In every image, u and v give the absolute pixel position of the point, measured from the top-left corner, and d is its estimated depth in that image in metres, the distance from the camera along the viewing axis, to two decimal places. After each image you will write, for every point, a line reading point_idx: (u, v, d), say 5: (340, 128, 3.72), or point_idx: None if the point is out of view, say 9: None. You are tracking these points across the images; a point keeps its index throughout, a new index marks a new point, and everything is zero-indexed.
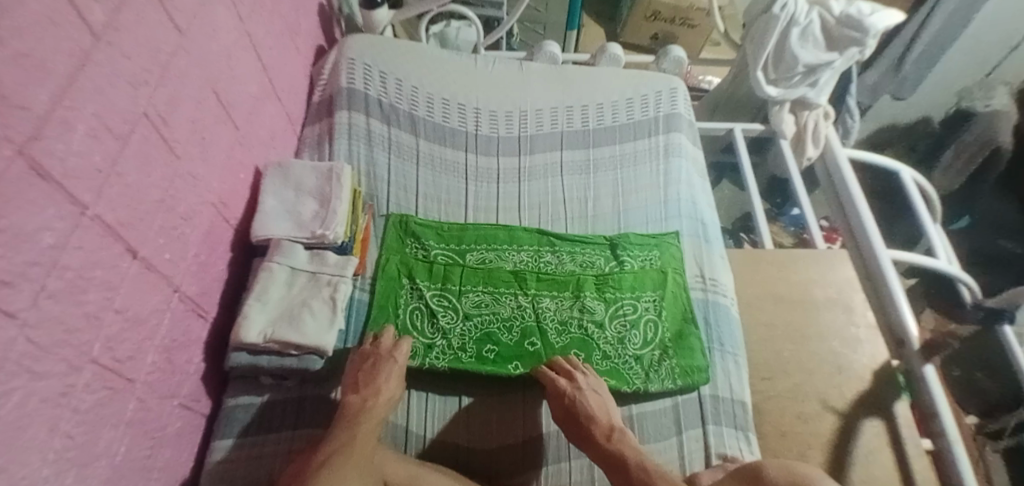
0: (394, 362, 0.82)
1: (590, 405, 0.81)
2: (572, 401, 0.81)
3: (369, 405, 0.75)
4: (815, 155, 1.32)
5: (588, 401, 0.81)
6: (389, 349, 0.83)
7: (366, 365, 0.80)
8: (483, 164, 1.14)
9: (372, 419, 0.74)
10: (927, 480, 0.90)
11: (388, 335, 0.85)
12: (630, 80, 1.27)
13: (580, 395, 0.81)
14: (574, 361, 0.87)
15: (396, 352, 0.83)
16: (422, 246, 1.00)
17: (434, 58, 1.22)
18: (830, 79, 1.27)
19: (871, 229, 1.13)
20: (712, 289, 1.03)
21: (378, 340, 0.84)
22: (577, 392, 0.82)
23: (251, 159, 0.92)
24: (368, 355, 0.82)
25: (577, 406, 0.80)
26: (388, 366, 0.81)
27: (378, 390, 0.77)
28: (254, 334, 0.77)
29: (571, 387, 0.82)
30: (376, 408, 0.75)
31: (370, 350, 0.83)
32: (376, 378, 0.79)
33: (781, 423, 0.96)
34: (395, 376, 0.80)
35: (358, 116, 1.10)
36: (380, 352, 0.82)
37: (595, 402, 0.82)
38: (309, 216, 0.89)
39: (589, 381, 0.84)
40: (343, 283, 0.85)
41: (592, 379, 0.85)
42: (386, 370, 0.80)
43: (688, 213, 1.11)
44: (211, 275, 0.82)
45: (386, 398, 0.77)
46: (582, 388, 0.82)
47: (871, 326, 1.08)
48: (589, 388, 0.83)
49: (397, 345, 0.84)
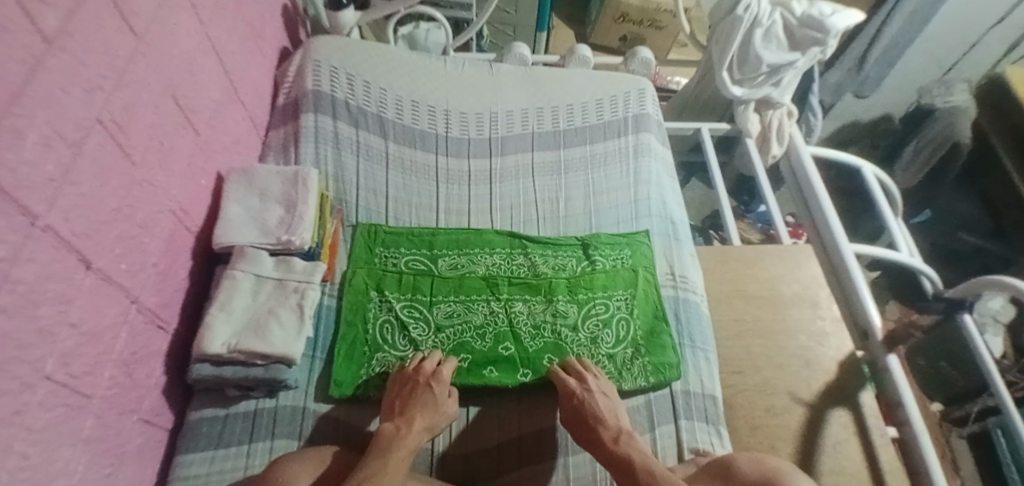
0: (435, 392, 0.81)
1: (601, 409, 0.81)
2: (582, 402, 0.82)
3: (402, 435, 0.74)
4: (779, 153, 1.35)
5: (597, 404, 0.81)
6: (428, 375, 0.82)
7: (406, 391, 0.81)
8: (453, 166, 1.14)
9: (403, 448, 0.72)
10: (893, 468, 0.93)
11: (430, 361, 0.85)
12: (600, 81, 1.28)
13: (591, 397, 0.82)
14: (595, 370, 0.88)
15: (434, 380, 0.82)
16: (392, 255, 0.99)
17: (403, 60, 1.21)
18: (793, 78, 1.30)
19: (834, 224, 1.16)
20: (682, 287, 1.04)
21: (421, 364, 0.84)
22: (590, 395, 0.83)
23: (212, 165, 0.90)
24: (407, 380, 0.82)
25: (586, 406, 0.81)
26: (426, 395, 0.80)
27: (412, 419, 0.77)
28: (217, 345, 0.75)
29: (585, 390, 0.83)
30: (410, 436, 0.74)
31: (410, 377, 0.83)
32: (413, 408, 0.78)
33: (751, 417, 0.97)
34: (433, 406, 0.79)
35: (325, 119, 1.09)
36: (419, 379, 0.82)
37: (604, 406, 0.82)
38: (274, 222, 0.87)
39: (602, 390, 0.85)
40: (310, 290, 0.83)
41: (606, 388, 0.85)
42: (424, 399, 0.79)
43: (658, 212, 1.12)
44: (173, 285, 0.79)
45: (419, 427, 0.76)
46: (599, 396, 0.83)
47: (836, 319, 1.11)
48: (600, 394, 0.83)
49: (438, 373, 0.83)
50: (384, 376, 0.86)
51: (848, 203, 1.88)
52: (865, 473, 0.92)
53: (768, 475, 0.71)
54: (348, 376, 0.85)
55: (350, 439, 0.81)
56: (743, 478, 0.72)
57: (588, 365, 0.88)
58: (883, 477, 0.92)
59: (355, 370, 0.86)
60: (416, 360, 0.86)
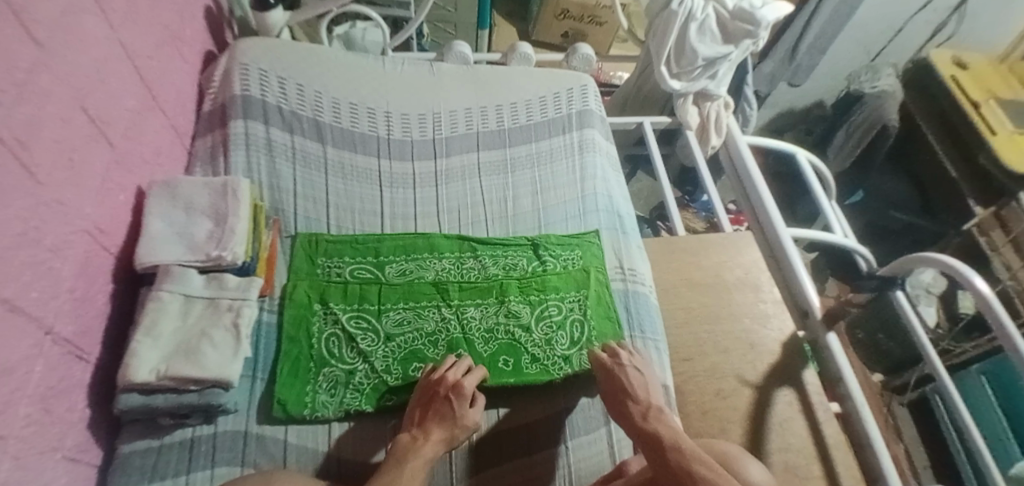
0: (455, 405, 0.79)
1: (632, 384, 0.84)
2: (614, 378, 0.85)
3: (418, 445, 0.74)
4: (718, 143, 1.39)
5: (628, 377, 0.85)
6: (449, 386, 0.81)
7: (428, 401, 0.80)
8: (397, 170, 1.11)
9: (419, 458, 0.72)
10: (837, 441, 0.97)
11: (455, 370, 0.83)
12: (542, 78, 1.28)
13: (620, 372, 0.86)
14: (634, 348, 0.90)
15: (455, 392, 0.80)
16: (336, 264, 0.95)
17: (339, 61, 1.17)
18: (728, 71, 1.34)
19: (772, 210, 1.20)
20: (631, 279, 1.05)
21: (445, 371, 0.83)
22: (622, 369, 0.86)
23: (131, 178, 0.83)
24: (430, 390, 0.81)
25: (619, 380, 0.85)
26: (444, 408, 0.79)
27: (428, 431, 0.76)
28: (145, 372, 0.70)
29: (614, 366, 0.86)
30: (426, 446, 0.74)
31: (433, 387, 0.81)
32: (431, 419, 0.78)
33: (701, 403, 0.99)
34: (452, 418, 0.78)
35: (256, 126, 1.03)
36: (442, 388, 0.81)
37: (637, 380, 0.85)
38: (202, 237, 0.82)
39: (637, 365, 0.87)
40: (246, 308, 0.80)
41: (639, 364, 0.88)
42: (443, 412, 0.78)
43: (605, 207, 1.13)
44: (92, 311, 0.73)
45: (435, 438, 0.76)
46: (628, 374, 0.85)
47: (777, 301, 1.15)
48: (631, 368, 0.86)
49: (461, 382, 0.81)
50: (333, 391, 0.83)
51: (785, 188, 1.97)
52: (811, 449, 0.96)
53: (718, 458, 0.71)
54: (292, 395, 0.81)
55: (298, 459, 0.78)
56: None
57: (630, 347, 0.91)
58: (829, 451, 0.95)
59: (300, 388, 0.82)
60: (446, 367, 0.84)
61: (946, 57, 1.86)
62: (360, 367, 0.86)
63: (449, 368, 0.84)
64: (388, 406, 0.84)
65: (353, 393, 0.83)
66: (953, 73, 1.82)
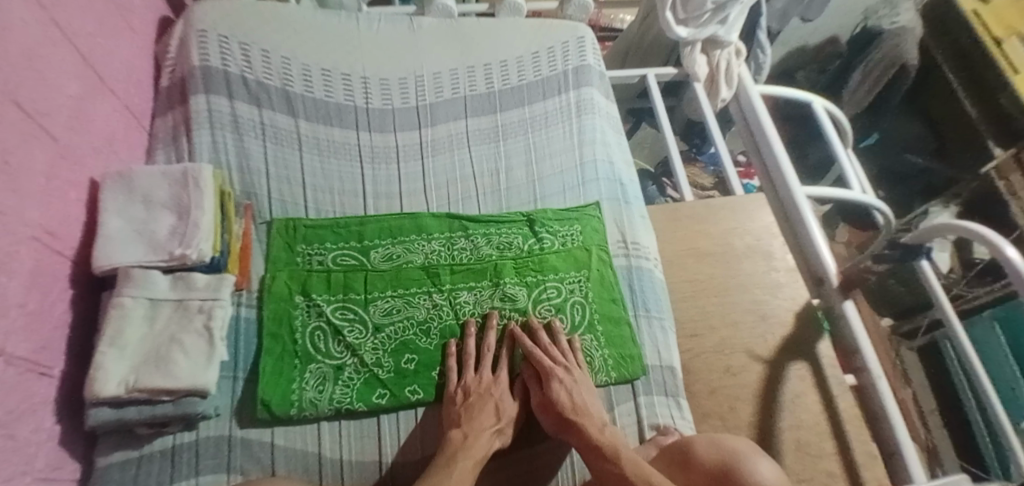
0: (497, 401, 0.79)
1: (581, 403, 0.78)
2: (557, 398, 0.77)
3: (470, 443, 0.72)
4: (729, 96, 1.29)
5: (579, 394, 0.79)
6: (487, 385, 0.80)
7: (465, 402, 0.78)
8: (379, 143, 1.02)
9: (472, 457, 0.71)
10: (851, 415, 0.92)
11: (488, 363, 0.82)
12: (534, 31, 1.16)
13: (563, 397, 0.77)
14: (573, 351, 0.84)
15: (495, 387, 0.80)
16: (317, 251, 0.89)
17: (307, 22, 1.06)
18: (739, 15, 1.22)
19: (786, 168, 1.11)
20: (635, 253, 0.98)
21: (479, 374, 0.81)
22: (564, 390, 0.78)
23: (81, 171, 0.76)
24: (469, 392, 0.79)
25: (561, 405, 0.77)
26: (488, 405, 0.78)
27: (479, 425, 0.74)
28: (113, 385, 0.66)
29: (553, 390, 0.78)
30: (478, 443, 0.73)
31: (472, 385, 0.80)
32: (475, 413, 0.76)
33: (709, 381, 0.94)
34: (495, 414, 0.77)
35: (219, 100, 0.95)
36: (482, 389, 0.79)
37: (586, 397, 0.79)
38: (165, 234, 0.75)
39: (569, 380, 0.80)
40: (218, 308, 0.74)
41: (572, 375, 0.81)
42: (486, 408, 0.77)
43: (606, 175, 1.05)
44: (50, 322, 0.67)
45: (485, 436, 0.74)
46: (569, 395, 0.78)
47: (790, 269, 1.08)
48: (569, 391, 0.78)
49: (497, 376, 0.82)
50: (321, 388, 0.78)
51: (795, 131, 1.85)
52: (823, 425, 0.91)
53: (726, 460, 0.64)
54: (276, 394, 0.76)
55: (287, 462, 0.74)
56: (701, 466, 0.66)
57: (574, 354, 0.84)
58: (842, 426, 0.91)
59: (285, 387, 0.77)
60: (473, 368, 0.82)
61: None
62: (350, 362, 0.81)
63: (479, 367, 0.82)
64: (381, 402, 0.79)
65: (343, 388, 0.79)
66: (974, 8, 1.71)
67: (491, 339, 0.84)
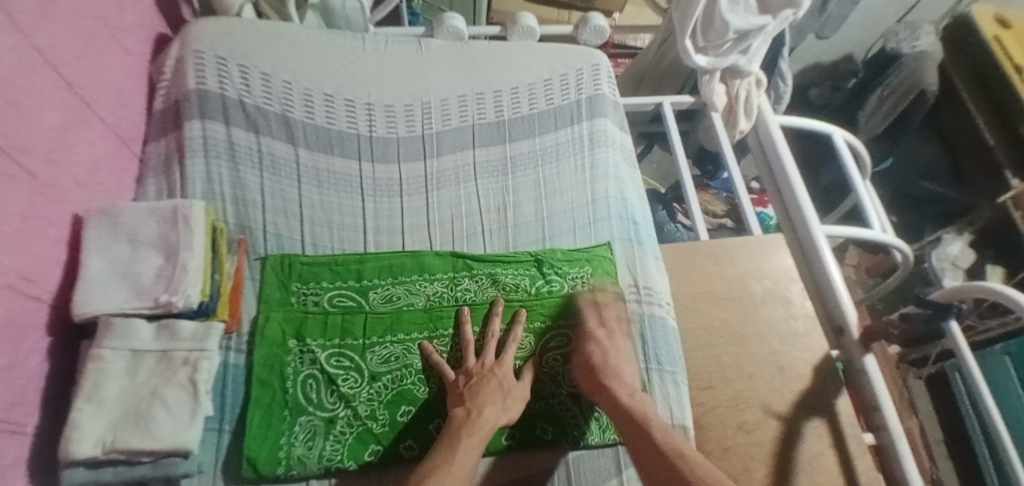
0: (500, 379, 0.79)
1: (618, 366, 0.82)
2: (593, 361, 0.82)
3: (474, 419, 0.73)
4: (747, 127, 1.23)
5: (617, 360, 0.82)
6: (490, 365, 0.80)
7: (472, 382, 0.78)
8: (381, 174, 0.97)
9: (477, 433, 0.72)
10: (871, 479, 0.87)
11: (492, 349, 0.82)
12: (547, 56, 1.11)
13: (596, 358, 0.82)
14: (621, 324, 0.87)
15: (497, 368, 0.80)
16: (313, 291, 0.84)
17: (310, 42, 1.01)
18: (761, 45, 1.17)
19: (806, 207, 1.06)
20: (647, 299, 0.94)
21: (481, 357, 0.81)
22: (599, 353, 0.82)
23: (64, 207, 0.71)
24: (473, 374, 0.79)
25: (593, 365, 0.81)
26: (491, 382, 0.78)
27: (483, 403, 0.75)
28: (89, 445, 0.61)
29: (589, 351, 0.83)
30: (484, 419, 0.73)
31: (474, 370, 0.79)
32: (481, 394, 0.76)
33: (722, 438, 0.89)
34: (500, 391, 0.78)
35: (215, 126, 0.90)
36: (483, 371, 0.79)
37: (622, 364, 0.83)
38: (150, 278, 0.71)
39: (607, 347, 0.84)
40: (204, 360, 0.69)
41: (609, 345, 0.84)
42: (493, 389, 0.77)
43: (618, 212, 1.00)
44: (23, 376, 0.62)
45: (490, 410, 0.75)
46: (605, 359, 0.82)
47: (809, 316, 1.03)
48: (602, 353, 0.82)
49: (501, 359, 0.81)
50: (311, 444, 0.74)
51: (809, 152, 1.80)
52: None
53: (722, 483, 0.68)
54: (263, 449, 0.72)
55: None
56: None
57: (616, 324, 0.87)
58: None
59: (273, 441, 0.73)
60: (472, 354, 0.82)
61: (988, 15, 1.72)
62: (345, 413, 0.76)
63: (481, 354, 0.82)
64: (374, 459, 0.74)
65: (334, 443, 0.74)
66: (996, 32, 1.67)
67: (497, 325, 0.84)
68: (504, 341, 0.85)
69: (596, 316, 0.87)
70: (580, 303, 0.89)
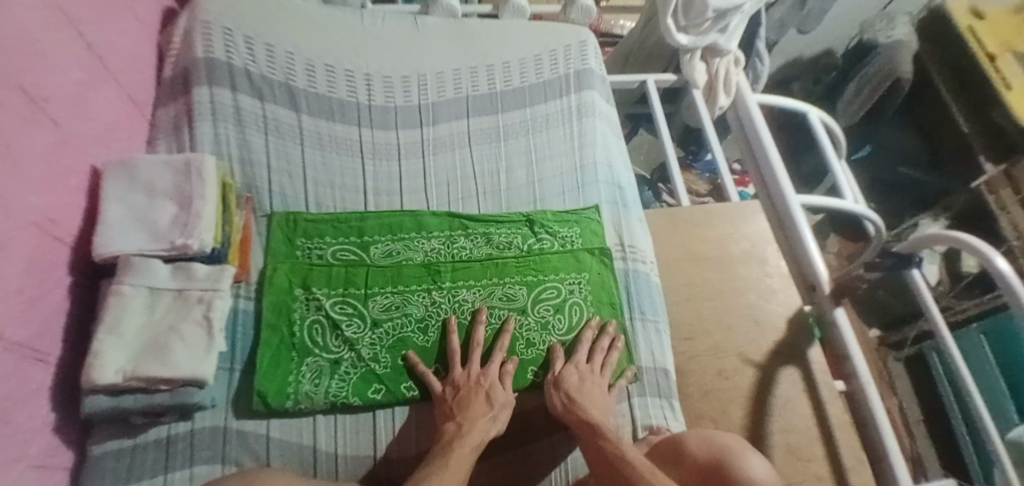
0: (489, 391, 0.79)
1: (589, 393, 0.81)
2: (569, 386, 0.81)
3: (464, 432, 0.73)
4: (727, 103, 1.30)
5: (591, 390, 0.81)
6: (476, 376, 0.80)
7: (459, 395, 0.78)
8: (380, 140, 1.02)
9: (467, 445, 0.71)
10: (841, 421, 0.93)
11: (477, 358, 0.82)
12: (538, 34, 1.17)
13: (571, 381, 0.81)
14: (608, 361, 0.86)
15: (484, 379, 0.80)
16: (317, 245, 0.89)
17: (312, 16, 1.06)
18: (739, 23, 1.24)
19: (777, 166, 1.11)
20: (632, 257, 1.00)
21: (468, 366, 0.81)
22: (577, 375, 0.82)
23: (83, 158, 0.76)
24: (460, 385, 0.79)
25: (567, 387, 0.80)
26: (478, 394, 0.78)
27: (473, 417, 0.75)
28: (111, 373, 0.65)
29: (565, 372, 0.82)
30: (472, 434, 0.73)
31: (460, 381, 0.80)
32: (467, 406, 0.76)
33: (702, 383, 0.95)
34: (488, 402, 0.78)
35: (221, 92, 0.95)
36: (469, 383, 0.79)
37: (594, 395, 0.81)
38: (166, 224, 0.75)
39: (586, 374, 0.83)
40: (217, 299, 0.74)
41: (592, 373, 0.84)
42: (479, 405, 0.77)
43: (605, 178, 1.06)
44: (48, 309, 0.67)
45: (482, 422, 0.75)
46: (580, 385, 0.81)
47: (784, 275, 1.10)
48: (580, 378, 0.82)
49: (486, 369, 0.81)
50: (317, 381, 0.78)
51: (789, 134, 1.87)
52: (814, 429, 0.92)
53: (715, 452, 0.66)
54: (273, 385, 0.77)
55: (282, 456, 0.74)
56: (693, 459, 0.68)
57: (607, 358, 0.87)
58: (833, 432, 0.92)
59: (282, 378, 0.77)
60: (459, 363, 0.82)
61: (962, 6, 1.77)
62: (348, 358, 0.81)
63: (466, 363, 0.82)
64: (377, 397, 0.79)
65: (339, 382, 0.79)
66: (970, 23, 1.72)
67: (480, 332, 0.84)
68: (491, 349, 0.85)
69: (590, 345, 0.87)
70: (584, 332, 0.88)
